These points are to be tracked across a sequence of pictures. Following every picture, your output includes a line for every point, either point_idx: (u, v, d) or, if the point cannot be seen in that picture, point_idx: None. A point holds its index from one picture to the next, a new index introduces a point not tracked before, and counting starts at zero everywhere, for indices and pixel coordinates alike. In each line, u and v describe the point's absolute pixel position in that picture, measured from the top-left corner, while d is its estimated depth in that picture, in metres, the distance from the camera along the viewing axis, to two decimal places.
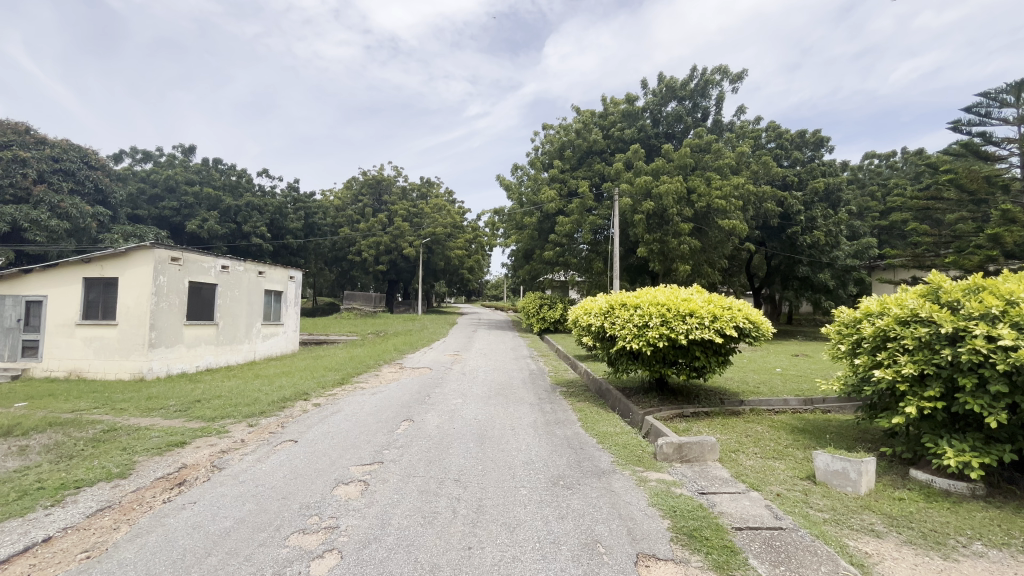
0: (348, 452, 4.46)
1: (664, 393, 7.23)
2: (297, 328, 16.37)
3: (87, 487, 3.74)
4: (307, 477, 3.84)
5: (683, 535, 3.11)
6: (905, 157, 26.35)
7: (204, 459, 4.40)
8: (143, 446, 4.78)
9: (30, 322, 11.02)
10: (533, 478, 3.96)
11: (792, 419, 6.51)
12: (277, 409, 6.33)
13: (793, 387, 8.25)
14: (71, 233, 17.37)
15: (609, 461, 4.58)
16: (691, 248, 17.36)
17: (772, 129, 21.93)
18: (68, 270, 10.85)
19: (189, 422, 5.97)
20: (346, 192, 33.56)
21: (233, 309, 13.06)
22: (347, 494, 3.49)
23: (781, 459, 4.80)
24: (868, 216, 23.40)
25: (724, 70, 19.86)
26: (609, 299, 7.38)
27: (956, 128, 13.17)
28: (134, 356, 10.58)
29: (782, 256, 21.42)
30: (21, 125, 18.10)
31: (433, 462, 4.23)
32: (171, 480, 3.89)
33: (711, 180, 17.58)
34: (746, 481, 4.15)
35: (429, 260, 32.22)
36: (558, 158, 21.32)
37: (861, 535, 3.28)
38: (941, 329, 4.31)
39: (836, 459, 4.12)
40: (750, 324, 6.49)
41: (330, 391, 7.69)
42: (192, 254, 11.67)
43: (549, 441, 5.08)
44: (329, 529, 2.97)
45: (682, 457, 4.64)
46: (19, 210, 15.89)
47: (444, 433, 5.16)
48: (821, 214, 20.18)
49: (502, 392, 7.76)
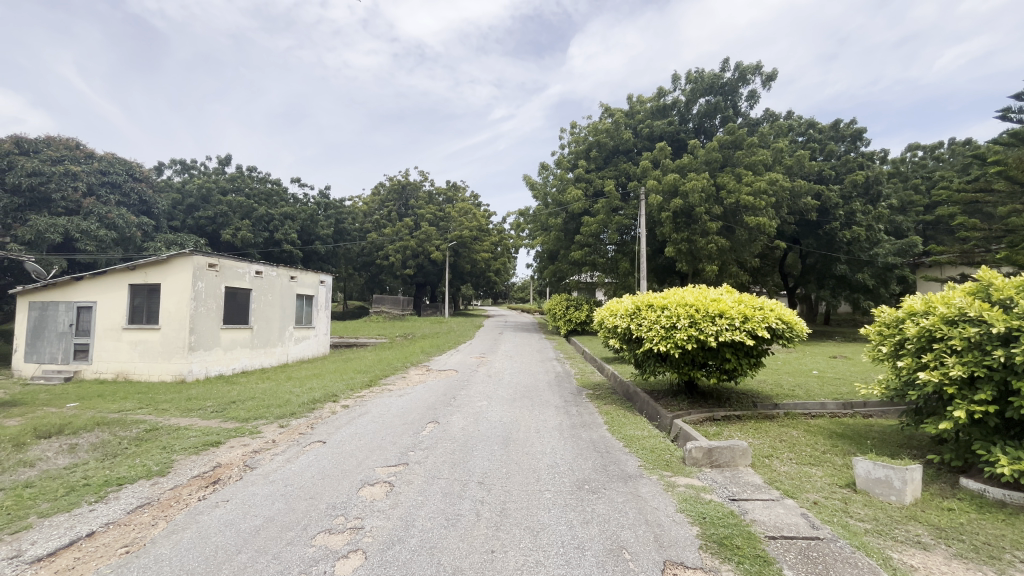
0: (373, 453, 4.51)
1: (693, 396, 7.06)
2: (328, 331, 16.78)
3: (128, 484, 3.88)
4: (334, 477, 3.91)
5: (713, 544, 3.00)
6: (951, 147, 24.90)
7: (237, 459, 4.53)
8: (181, 446, 4.98)
9: (81, 327, 11.67)
10: (558, 482, 3.92)
11: (830, 424, 6.24)
12: (307, 410, 6.47)
13: (831, 390, 7.94)
14: (118, 242, 18.25)
15: (636, 465, 4.48)
16: (720, 247, 16.93)
17: (804, 121, 21.20)
18: (115, 277, 11.42)
19: (225, 422, 6.18)
20: (373, 198, 34.21)
21: (267, 313, 13.49)
22: (372, 495, 3.53)
23: (819, 466, 4.62)
24: (911, 210, 22.31)
25: (758, 67, 19.30)
26: (635, 300, 7.24)
27: (1006, 116, 12.36)
28: (175, 359, 11.04)
29: (819, 254, 20.65)
30: (72, 141, 19.25)
31: (457, 464, 4.24)
32: (206, 479, 4.02)
33: (743, 176, 17.07)
34: (781, 489, 3.98)
35: (455, 264, 32.52)
36: (583, 158, 21.12)
37: (907, 548, 3.11)
38: (992, 329, 4.06)
39: (879, 466, 3.94)
40: (784, 324, 6.27)
41: (359, 393, 7.81)
42: (228, 260, 12.10)
43: (575, 445, 5.01)
44: (354, 530, 3.00)
45: (712, 462, 4.50)
46: (71, 222, 16.77)
47: (468, 435, 5.17)
48: (861, 209, 19.35)
49: (528, 394, 7.70)
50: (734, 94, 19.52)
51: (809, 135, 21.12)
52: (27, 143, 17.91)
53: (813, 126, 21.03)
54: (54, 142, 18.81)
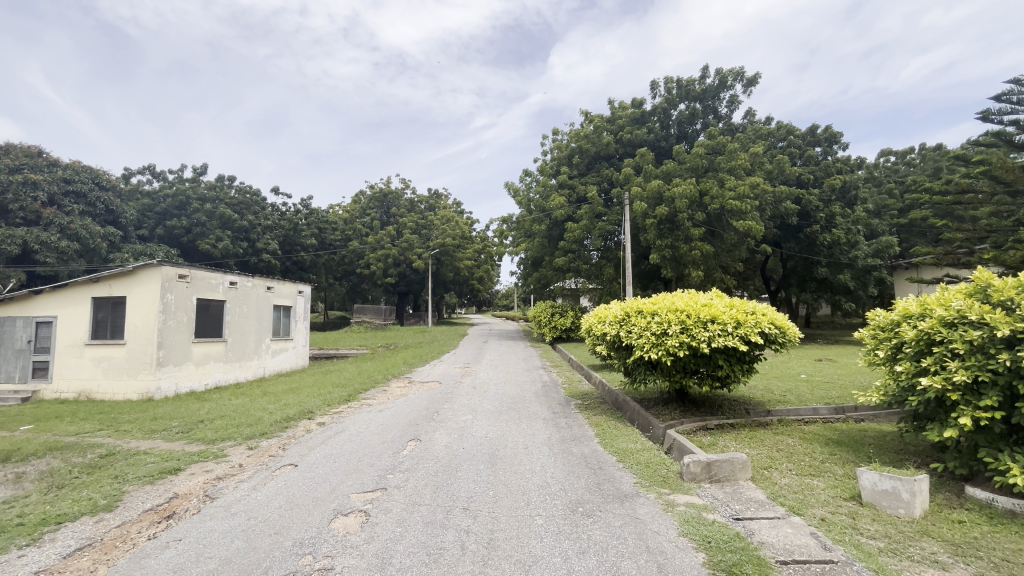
0: (349, 477, 4.16)
1: (685, 405, 6.86)
2: (307, 343, 16.25)
3: (68, 523, 3.44)
4: (305, 507, 3.54)
5: (722, 572, 2.74)
6: (922, 153, 25.50)
7: (197, 488, 4.12)
8: (135, 474, 4.53)
9: (39, 343, 10.98)
10: (549, 505, 3.62)
11: (824, 429, 6.11)
12: (279, 429, 6.05)
13: (821, 394, 7.84)
14: (81, 253, 17.41)
15: (632, 483, 4.20)
16: (704, 253, 16.96)
17: (783, 127, 21.45)
18: (77, 290, 10.81)
19: (189, 445, 5.75)
20: (353, 206, 33.56)
21: (242, 325, 12.94)
22: (346, 528, 3.17)
23: (820, 477, 4.40)
24: (886, 214, 22.76)
25: (738, 72, 19.53)
26: (623, 306, 7.01)
27: (986, 117, 12.61)
28: (141, 375, 10.45)
29: (799, 257, 21.21)
30: (33, 148, 18.43)
31: (441, 487, 3.90)
32: (159, 513, 3.61)
33: (725, 181, 17.08)
34: (785, 504, 3.74)
35: (438, 272, 32.12)
36: (565, 164, 21.05)
37: (925, 568, 2.89)
38: (995, 332, 3.93)
39: (885, 477, 3.75)
40: (776, 329, 6.10)
41: (336, 408, 7.40)
42: (199, 271, 11.57)
43: (566, 461, 4.73)
44: (322, 572, 2.65)
45: (711, 476, 4.26)
46: (30, 233, 15.95)
47: (452, 454, 4.84)
48: (840, 213, 19.73)
49: (514, 406, 7.39)
50: (715, 99, 19.66)
51: (788, 141, 21.38)
52: None
53: (792, 132, 21.25)
54: (13, 150, 17.97)
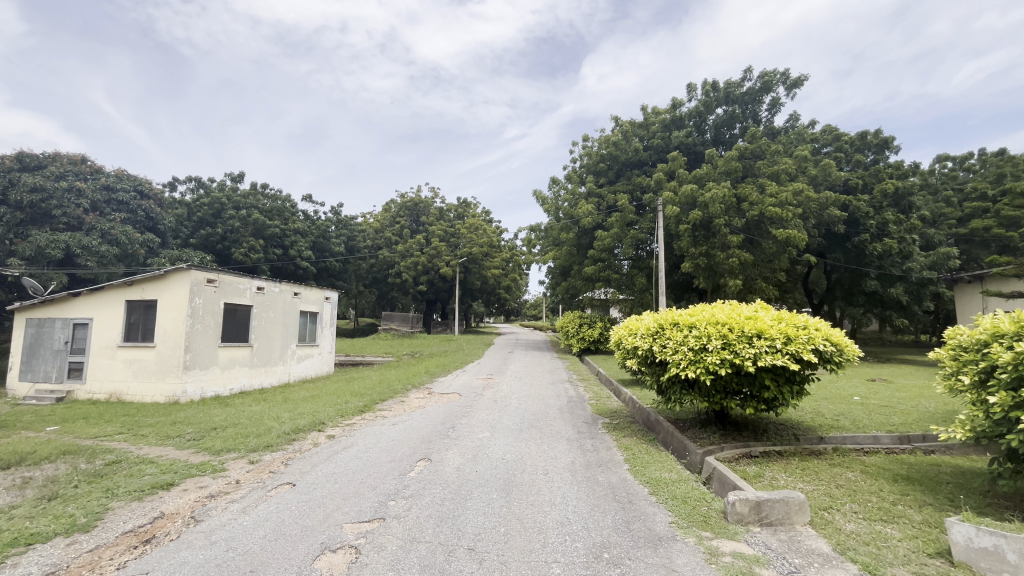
0: (347, 502, 3.76)
1: (725, 428, 6.19)
2: (332, 350, 16.19)
3: (38, 545, 3.14)
4: (291, 538, 3.14)
5: None
6: (983, 157, 23.69)
7: (185, 507, 3.79)
8: (128, 488, 4.24)
9: (76, 344, 11.19)
10: (569, 550, 3.09)
11: (889, 462, 5.33)
12: (286, 442, 5.72)
13: (880, 420, 7.00)
14: (120, 258, 17.97)
15: (667, 523, 3.62)
16: (742, 261, 16.02)
17: (828, 132, 20.33)
18: (111, 292, 10.99)
19: (195, 455, 5.48)
20: (383, 215, 33.79)
21: (268, 331, 12.91)
22: (330, 569, 2.73)
23: (895, 524, 3.71)
24: (943, 223, 21.08)
25: (783, 75, 18.60)
26: (657, 318, 6.42)
27: None
28: (168, 378, 10.46)
29: (845, 269, 19.90)
30: (78, 156, 19.27)
31: (446, 520, 3.44)
32: (138, 536, 3.29)
33: (766, 187, 16.12)
34: (857, 561, 3.07)
35: (465, 280, 31.92)
36: (594, 171, 20.51)
37: None
38: None
39: (983, 533, 3.05)
40: (833, 346, 5.40)
41: (349, 420, 7.06)
42: (227, 276, 11.60)
43: (590, 492, 4.19)
44: None
45: (761, 519, 3.64)
46: (72, 238, 16.54)
47: (464, 478, 4.38)
48: (893, 220, 18.36)
49: (537, 424, 6.86)
50: (755, 102, 18.78)
51: (834, 146, 20.24)
52: (32, 159, 17.90)
53: (839, 137, 20.13)
54: (59, 158, 18.85)
